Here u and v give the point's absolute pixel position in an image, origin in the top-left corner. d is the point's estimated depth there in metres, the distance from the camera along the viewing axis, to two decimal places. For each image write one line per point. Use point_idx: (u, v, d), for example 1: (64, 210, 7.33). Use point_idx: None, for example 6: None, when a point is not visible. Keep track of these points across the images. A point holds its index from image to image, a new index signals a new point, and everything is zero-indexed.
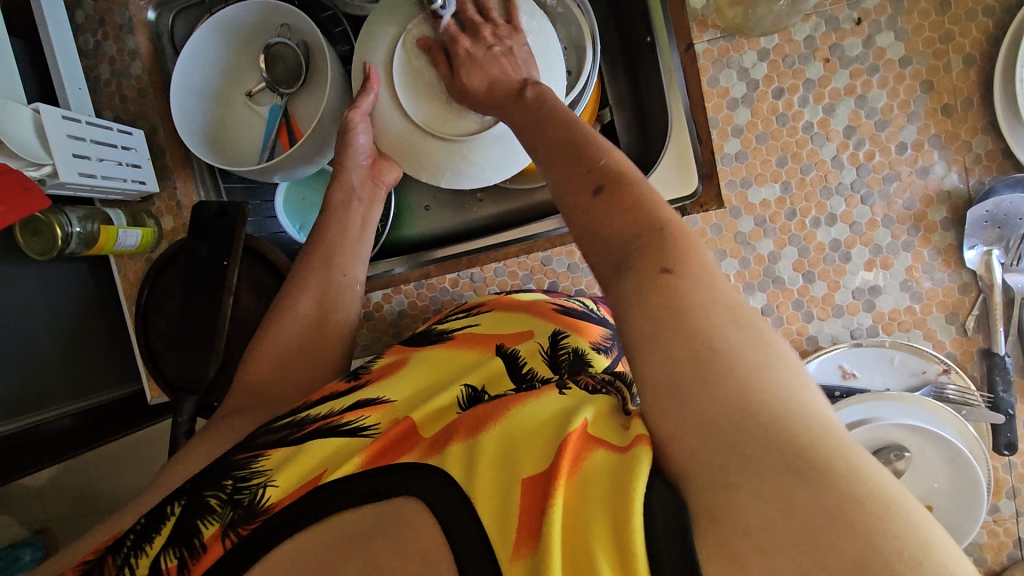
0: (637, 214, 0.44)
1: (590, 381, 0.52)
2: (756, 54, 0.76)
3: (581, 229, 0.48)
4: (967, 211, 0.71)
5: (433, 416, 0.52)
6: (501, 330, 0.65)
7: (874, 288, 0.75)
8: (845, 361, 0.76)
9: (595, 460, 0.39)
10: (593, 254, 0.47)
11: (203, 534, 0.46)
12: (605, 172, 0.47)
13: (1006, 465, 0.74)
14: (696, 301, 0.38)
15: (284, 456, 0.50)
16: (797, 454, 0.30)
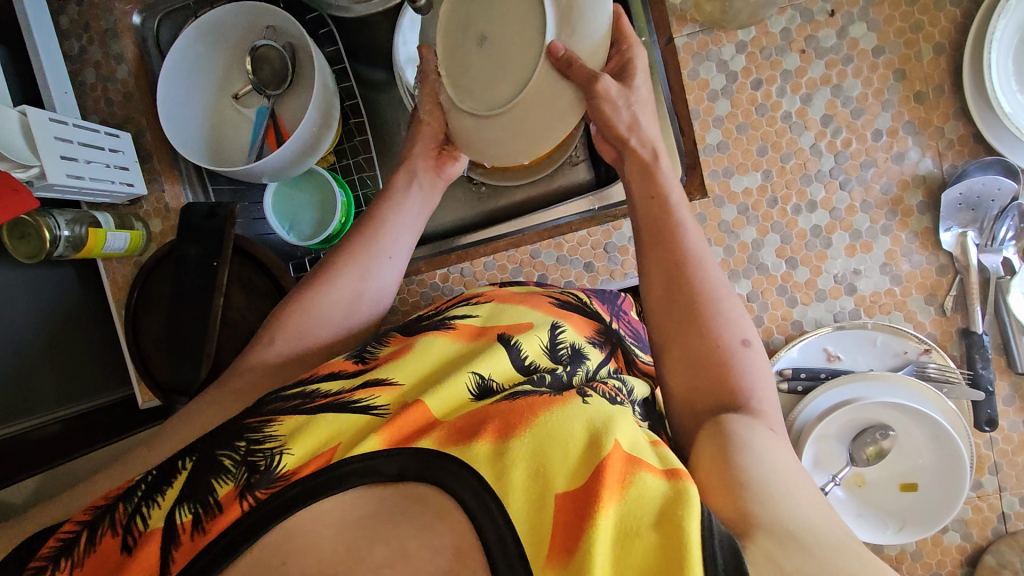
0: (756, 376, 0.55)
1: (605, 391, 0.56)
2: (734, 46, 0.78)
3: (702, 353, 0.57)
4: (942, 194, 0.73)
5: (448, 402, 0.54)
6: (502, 321, 0.66)
7: (854, 272, 0.77)
8: (829, 344, 0.77)
9: (638, 481, 0.44)
10: (695, 380, 0.56)
11: (217, 492, 0.46)
12: (743, 329, 0.58)
13: (988, 441, 0.75)
14: (789, 453, 0.48)
15: (297, 423, 0.50)
16: (855, 547, 0.38)
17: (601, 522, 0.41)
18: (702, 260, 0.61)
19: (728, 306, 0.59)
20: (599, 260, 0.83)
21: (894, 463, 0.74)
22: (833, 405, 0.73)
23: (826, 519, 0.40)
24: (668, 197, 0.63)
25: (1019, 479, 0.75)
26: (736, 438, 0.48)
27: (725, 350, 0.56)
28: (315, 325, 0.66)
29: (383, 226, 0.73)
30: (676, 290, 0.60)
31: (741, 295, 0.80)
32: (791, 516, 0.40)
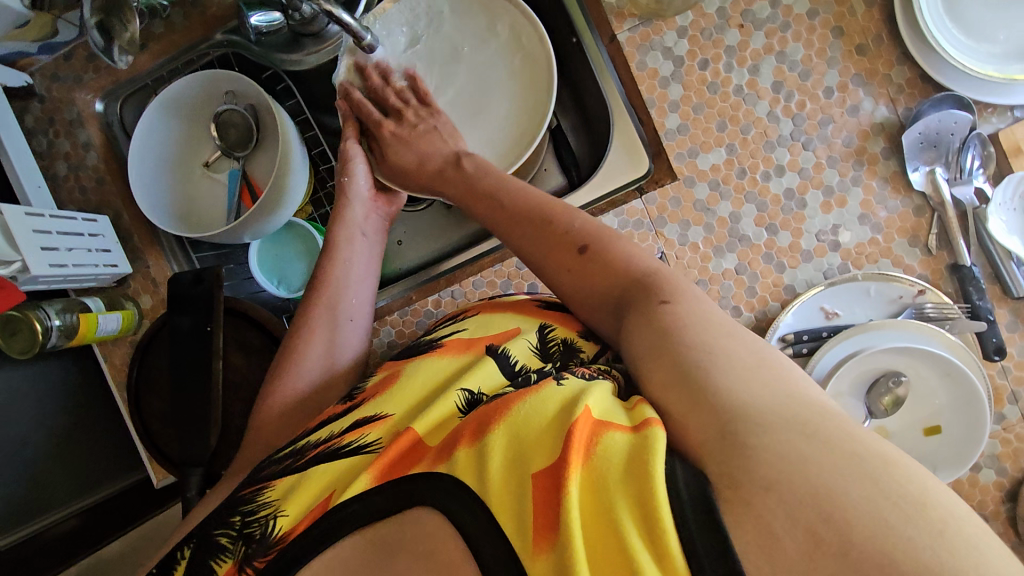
0: (620, 269, 0.56)
1: (585, 369, 0.53)
2: (676, 32, 0.80)
3: (572, 284, 0.59)
4: (903, 136, 0.75)
5: (439, 421, 0.53)
6: (490, 330, 0.65)
7: (834, 227, 0.78)
8: (825, 302, 0.77)
9: (606, 442, 0.42)
10: (590, 304, 0.58)
11: (224, 564, 0.50)
12: (583, 233, 0.60)
13: (1001, 371, 0.75)
14: (684, 322, 0.46)
15: (284, 484, 0.52)
16: (807, 425, 0.38)
17: (571, 490, 0.40)
18: (543, 229, 0.63)
19: (561, 220, 0.62)
20: None
21: (913, 410, 0.73)
22: (844, 365, 0.72)
23: (775, 403, 0.39)
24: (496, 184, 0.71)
25: None
26: (639, 322, 0.49)
27: (578, 267, 0.59)
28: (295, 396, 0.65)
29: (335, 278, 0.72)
30: (548, 267, 0.62)
31: (729, 270, 0.79)
32: (727, 415, 0.39)
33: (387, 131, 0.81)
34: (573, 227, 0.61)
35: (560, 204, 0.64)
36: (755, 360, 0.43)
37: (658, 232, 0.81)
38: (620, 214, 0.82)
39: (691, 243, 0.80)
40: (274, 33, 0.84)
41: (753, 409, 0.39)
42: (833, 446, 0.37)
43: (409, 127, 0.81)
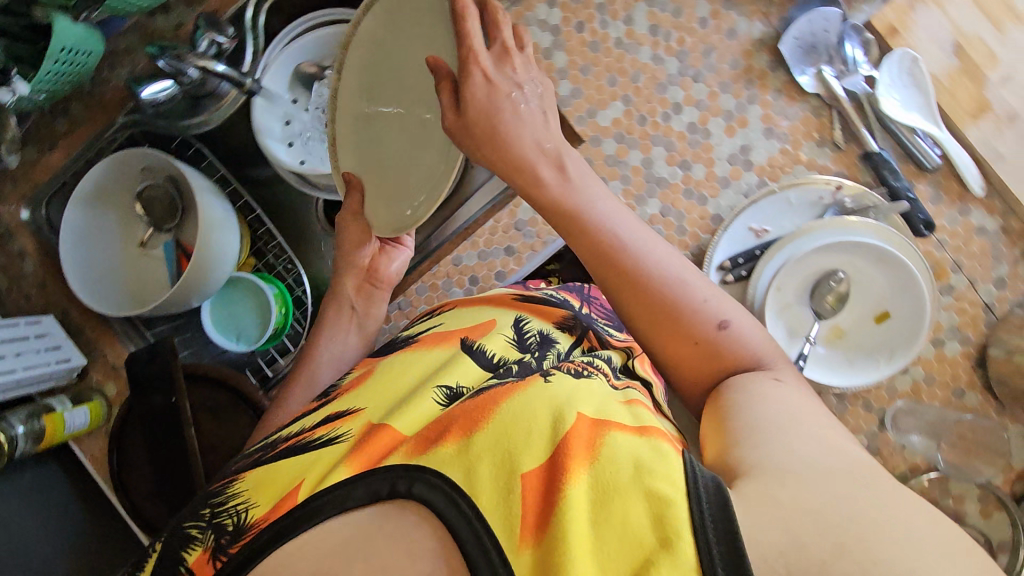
0: (757, 351, 0.53)
1: (573, 364, 0.56)
2: (546, 5, 0.82)
3: (701, 359, 0.53)
4: (782, 47, 0.77)
5: (416, 417, 0.53)
6: (464, 324, 0.66)
7: (744, 148, 0.79)
8: (752, 222, 0.77)
9: (610, 445, 0.44)
10: (700, 381, 0.54)
11: (190, 558, 0.47)
12: (723, 306, 0.53)
13: (937, 245, 0.76)
14: (783, 400, 0.47)
15: (258, 473, 0.50)
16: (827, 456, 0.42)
17: (572, 489, 0.41)
18: (648, 270, 0.53)
19: (693, 284, 0.53)
20: (517, 241, 0.84)
21: (859, 303, 0.74)
22: (780, 276, 0.73)
23: (805, 440, 0.43)
24: (596, 209, 0.54)
25: (982, 266, 0.76)
26: (750, 398, 0.48)
27: (705, 340, 0.52)
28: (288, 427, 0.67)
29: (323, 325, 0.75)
30: (622, 301, 0.54)
31: (655, 215, 0.80)
32: (774, 459, 0.42)
33: (480, 70, 0.51)
34: (708, 296, 0.53)
35: (684, 263, 0.54)
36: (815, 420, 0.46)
37: None
38: None
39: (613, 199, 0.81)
40: (171, 100, 0.86)
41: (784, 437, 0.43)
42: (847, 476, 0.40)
43: (511, 81, 0.52)
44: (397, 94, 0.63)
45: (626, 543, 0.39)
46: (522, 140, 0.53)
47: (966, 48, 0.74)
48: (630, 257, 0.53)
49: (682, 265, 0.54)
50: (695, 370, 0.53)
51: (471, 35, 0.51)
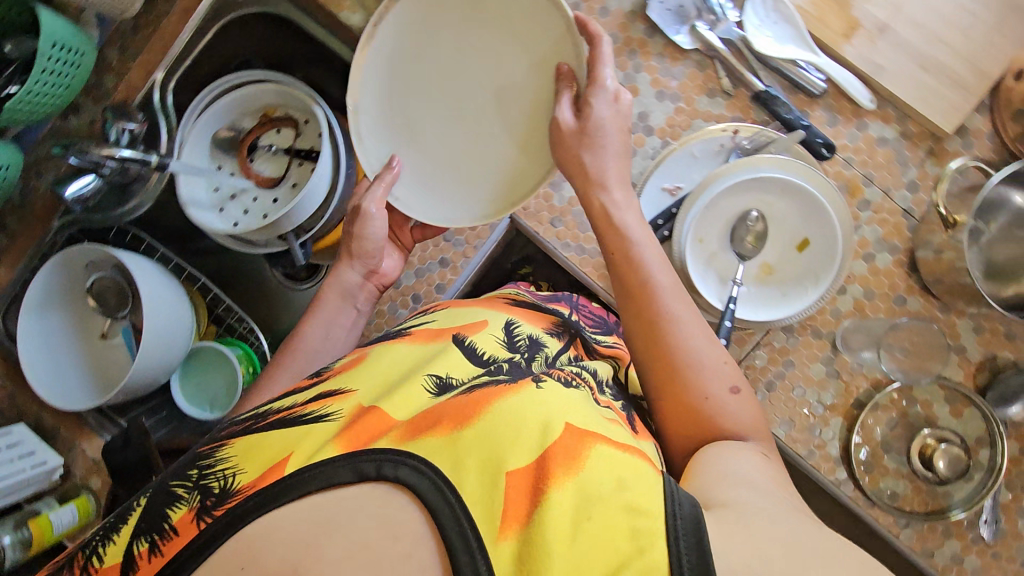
0: (754, 424, 0.56)
1: (561, 372, 0.58)
2: None
3: (697, 407, 0.56)
4: (651, 13, 0.79)
5: (409, 404, 0.52)
6: (456, 321, 0.67)
7: (642, 115, 0.81)
8: (664, 182, 0.79)
9: (598, 453, 0.45)
10: (691, 433, 0.56)
11: (173, 517, 0.46)
12: (737, 375, 0.58)
13: (845, 164, 0.78)
14: (762, 463, 0.50)
15: (247, 442, 0.50)
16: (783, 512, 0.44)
17: (552, 496, 0.42)
18: (682, 323, 0.59)
19: (715, 346, 0.59)
20: (448, 251, 0.84)
21: (780, 236, 0.75)
22: (699, 230, 0.75)
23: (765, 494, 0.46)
24: (641, 253, 0.64)
25: (891, 175, 0.78)
26: (734, 452, 0.51)
27: (710, 396, 0.56)
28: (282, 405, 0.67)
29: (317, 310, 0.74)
30: (649, 343, 0.59)
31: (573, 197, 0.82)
32: (736, 499, 0.45)
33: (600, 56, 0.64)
34: (726, 362, 0.58)
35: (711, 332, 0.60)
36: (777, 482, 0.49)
37: None
38: None
39: None
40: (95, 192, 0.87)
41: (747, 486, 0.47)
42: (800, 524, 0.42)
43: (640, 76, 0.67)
44: (496, 121, 0.74)
45: (603, 543, 0.40)
46: (603, 164, 0.67)
47: None
48: (673, 306, 0.60)
49: (713, 336, 0.60)
50: (687, 429, 0.56)
51: (601, 60, 0.64)
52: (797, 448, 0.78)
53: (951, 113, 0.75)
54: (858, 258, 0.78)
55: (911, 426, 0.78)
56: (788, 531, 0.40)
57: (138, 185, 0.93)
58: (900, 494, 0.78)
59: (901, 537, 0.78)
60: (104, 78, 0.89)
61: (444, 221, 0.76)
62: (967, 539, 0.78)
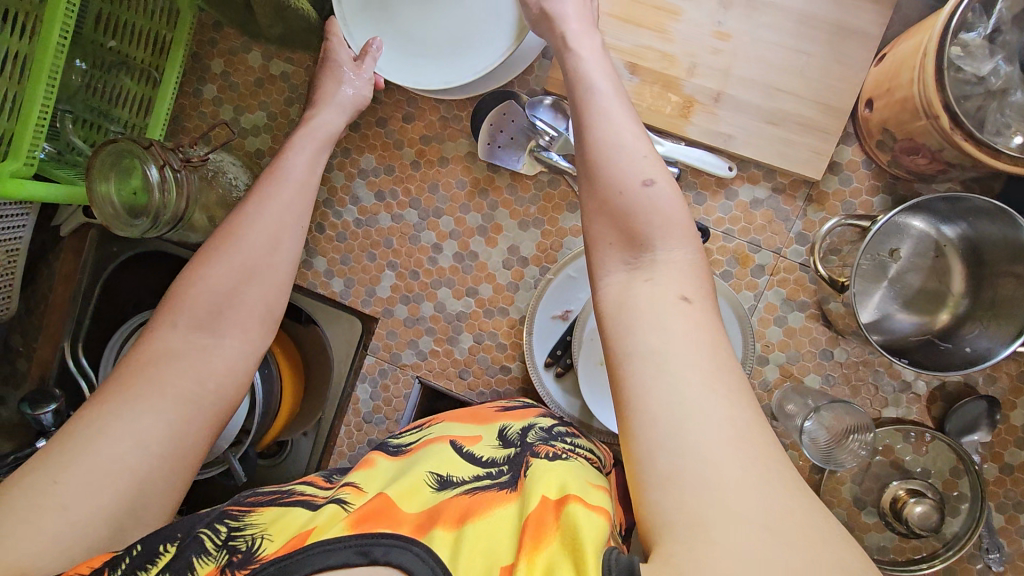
0: (673, 226, 0.49)
1: (552, 450, 0.55)
2: None
3: (613, 209, 0.50)
4: (482, 152, 0.76)
5: (418, 497, 0.49)
6: (454, 431, 0.61)
7: (512, 249, 0.78)
8: (553, 308, 0.76)
9: (570, 516, 0.42)
10: (609, 236, 0.50)
11: (199, 571, 0.43)
12: (664, 177, 0.51)
13: (727, 236, 0.74)
14: (681, 325, 0.43)
15: (277, 512, 0.48)
16: (731, 496, 0.36)
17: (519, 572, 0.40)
18: (614, 124, 0.54)
19: (646, 152, 0.52)
20: (375, 431, 0.83)
21: None
22: (595, 352, 0.73)
23: (711, 459, 0.38)
24: (592, 81, 0.58)
25: (778, 233, 0.74)
26: (642, 301, 0.45)
27: (628, 198, 0.50)
28: (270, 236, 0.63)
29: (275, 175, 0.67)
30: (584, 143, 0.54)
31: (473, 346, 0.80)
32: (677, 499, 0.37)
33: None
34: (649, 159, 0.52)
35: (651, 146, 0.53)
36: (716, 402, 0.40)
37: (402, 365, 0.82)
38: (365, 379, 0.83)
39: (430, 352, 0.81)
40: None
41: (690, 464, 0.38)
42: (749, 513, 0.36)
43: None
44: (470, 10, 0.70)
45: None
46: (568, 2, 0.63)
47: (640, 61, 0.72)
48: (608, 117, 0.54)
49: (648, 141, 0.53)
50: (606, 223, 0.50)
51: None
52: None
53: (816, 158, 0.71)
54: (771, 325, 0.74)
55: (879, 477, 0.74)
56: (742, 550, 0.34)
57: None
58: (889, 547, 0.74)
59: None
60: (18, 363, 0.90)
61: (411, 84, 0.71)
62: (973, 571, 0.74)
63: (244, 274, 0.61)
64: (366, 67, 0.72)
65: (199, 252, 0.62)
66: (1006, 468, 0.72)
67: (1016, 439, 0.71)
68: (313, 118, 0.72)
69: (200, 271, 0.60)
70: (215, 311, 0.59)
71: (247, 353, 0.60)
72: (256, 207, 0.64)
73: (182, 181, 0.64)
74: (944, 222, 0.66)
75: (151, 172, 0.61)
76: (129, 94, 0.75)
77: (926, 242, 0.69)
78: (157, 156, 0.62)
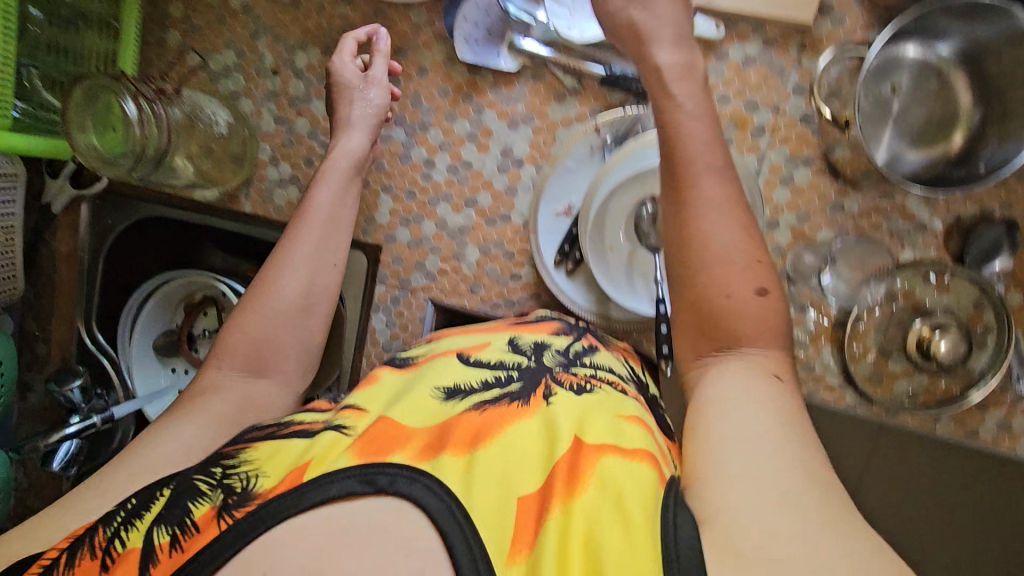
0: (771, 323, 0.45)
1: (571, 378, 0.54)
2: (272, 165, 0.81)
3: (701, 296, 0.46)
4: (461, 53, 0.73)
5: (425, 412, 0.50)
6: (463, 342, 0.62)
7: (505, 151, 0.76)
8: (555, 205, 0.75)
9: (603, 468, 0.42)
10: (688, 319, 0.47)
11: (195, 513, 0.42)
12: (765, 271, 0.46)
13: (721, 100, 0.72)
14: (776, 400, 0.41)
15: (272, 448, 0.47)
16: (793, 500, 0.35)
17: (553, 520, 0.39)
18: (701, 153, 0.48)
19: (725, 213, 0.47)
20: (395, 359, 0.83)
21: None
22: (602, 242, 0.71)
23: (770, 464, 0.37)
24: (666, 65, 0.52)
25: (774, 89, 0.71)
26: (736, 381, 0.43)
27: (731, 292, 0.45)
28: (303, 283, 0.63)
29: (305, 211, 0.66)
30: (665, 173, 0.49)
31: (479, 258, 0.79)
32: (738, 496, 0.35)
33: None
34: (746, 231, 0.47)
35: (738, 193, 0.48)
36: (782, 428, 0.39)
37: (412, 290, 0.81)
38: (378, 309, 0.82)
39: (438, 271, 0.80)
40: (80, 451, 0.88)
41: (749, 466, 0.37)
42: (812, 517, 0.34)
43: None
44: None
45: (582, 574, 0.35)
46: None
47: None
48: (715, 168, 0.47)
49: (750, 220, 0.48)
50: (690, 298, 0.47)
51: None
52: None
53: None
54: (777, 186, 0.73)
55: (900, 321, 0.74)
56: (806, 546, 0.32)
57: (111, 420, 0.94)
58: (919, 391, 0.74)
59: (937, 428, 0.75)
60: (35, 347, 0.91)
61: None
62: (1005, 403, 0.74)
63: (287, 318, 0.61)
64: (376, 74, 0.70)
65: (244, 297, 0.62)
66: None
67: None
68: (339, 143, 0.70)
69: (238, 321, 0.60)
70: (258, 354, 0.59)
71: (288, 344, 0.61)
72: (289, 252, 0.64)
73: (161, 113, 0.63)
74: (938, 40, 0.65)
75: (129, 106, 0.60)
76: (92, 51, 0.74)
77: (926, 68, 0.67)
78: (131, 87, 0.60)
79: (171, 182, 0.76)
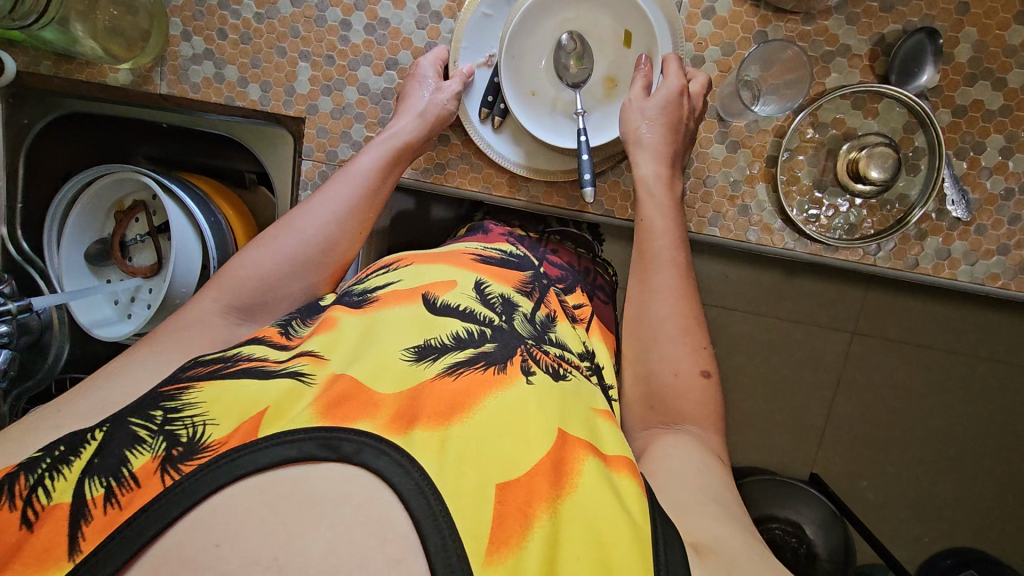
0: (705, 406, 0.53)
1: (546, 362, 0.50)
2: (185, 41, 0.78)
3: (646, 373, 0.56)
4: None
5: (392, 371, 0.44)
6: (425, 278, 0.55)
7: (422, 5, 0.74)
8: (479, 56, 0.73)
9: (590, 467, 0.41)
10: (635, 392, 0.57)
11: (133, 464, 0.36)
12: (711, 362, 0.56)
13: None
14: (718, 463, 0.49)
15: (220, 388, 0.41)
16: (745, 534, 0.41)
17: (540, 525, 0.37)
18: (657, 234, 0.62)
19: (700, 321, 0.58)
20: None
21: (601, 45, 0.71)
22: (523, 86, 0.71)
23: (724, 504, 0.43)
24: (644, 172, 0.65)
25: None
26: (682, 444, 0.50)
27: (681, 373, 0.54)
28: (323, 237, 0.59)
29: (347, 173, 0.63)
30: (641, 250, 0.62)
31: None
32: (711, 526, 0.40)
33: None
34: (698, 319, 0.58)
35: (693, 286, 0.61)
36: (721, 477, 0.47)
37: (339, 162, 0.79)
38: (305, 186, 0.80)
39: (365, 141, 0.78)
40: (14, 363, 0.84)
41: (710, 501, 0.43)
42: (757, 547, 0.40)
43: None
44: None
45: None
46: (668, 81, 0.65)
47: None
48: (677, 266, 0.60)
49: (694, 316, 0.58)
50: (638, 370, 0.57)
51: None
52: (735, 236, 0.75)
53: None
54: (700, 20, 0.71)
55: (832, 150, 0.73)
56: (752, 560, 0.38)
57: (46, 336, 0.92)
58: (857, 224, 0.74)
59: (877, 263, 0.74)
60: None
61: None
62: (943, 230, 0.72)
63: (301, 266, 0.57)
64: (449, 83, 0.71)
65: (257, 238, 0.59)
66: (960, 112, 0.69)
67: (965, 76, 0.69)
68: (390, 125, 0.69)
69: (242, 263, 0.56)
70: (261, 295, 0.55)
71: (282, 268, 0.56)
72: (316, 203, 0.61)
73: None
74: None
75: None
76: None
77: None
78: None
79: (77, 49, 0.75)
